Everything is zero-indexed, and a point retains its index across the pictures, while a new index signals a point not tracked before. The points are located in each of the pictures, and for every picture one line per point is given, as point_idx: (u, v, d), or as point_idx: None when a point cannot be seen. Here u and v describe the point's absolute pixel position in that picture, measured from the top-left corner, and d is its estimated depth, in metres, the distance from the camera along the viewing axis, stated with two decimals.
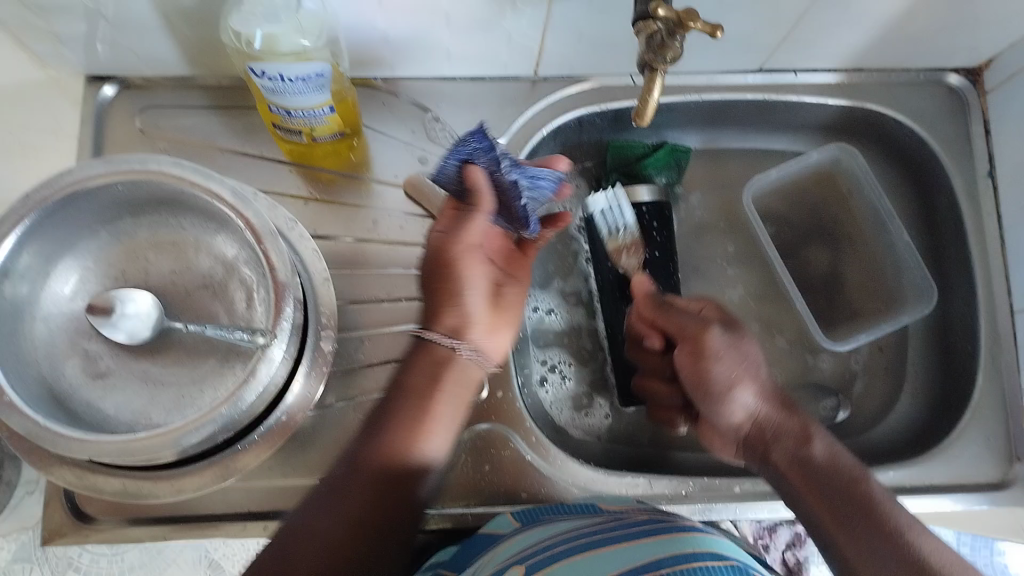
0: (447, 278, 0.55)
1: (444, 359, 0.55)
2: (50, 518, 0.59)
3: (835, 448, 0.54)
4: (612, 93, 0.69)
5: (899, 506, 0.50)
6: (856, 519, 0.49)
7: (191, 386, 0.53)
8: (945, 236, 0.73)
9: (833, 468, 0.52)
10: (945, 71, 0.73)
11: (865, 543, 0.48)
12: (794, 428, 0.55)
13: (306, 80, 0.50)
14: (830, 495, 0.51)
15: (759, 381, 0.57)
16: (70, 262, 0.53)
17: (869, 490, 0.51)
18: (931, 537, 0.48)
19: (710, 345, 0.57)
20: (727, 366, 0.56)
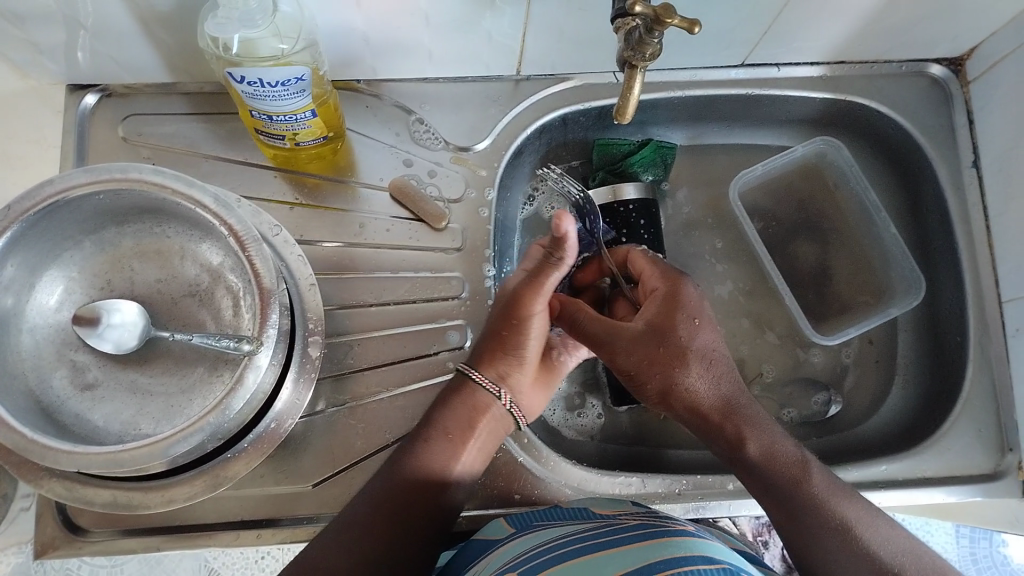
0: (510, 325, 0.57)
1: (482, 405, 0.57)
2: (42, 531, 0.59)
3: (771, 443, 0.53)
4: (596, 91, 0.69)
5: (843, 498, 0.51)
6: (801, 517, 0.51)
7: (179, 395, 0.52)
8: (932, 227, 0.73)
9: (773, 466, 0.53)
10: (927, 62, 0.73)
11: (819, 548, 0.50)
12: (732, 424, 0.54)
13: (286, 85, 0.50)
14: (774, 493, 0.52)
15: (699, 370, 0.55)
16: (55, 273, 0.53)
17: (810, 487, 0.52)
18: (877, 530, 0.50)
19: (625, 363, 0.55)
20: (649, 379, 0.55)
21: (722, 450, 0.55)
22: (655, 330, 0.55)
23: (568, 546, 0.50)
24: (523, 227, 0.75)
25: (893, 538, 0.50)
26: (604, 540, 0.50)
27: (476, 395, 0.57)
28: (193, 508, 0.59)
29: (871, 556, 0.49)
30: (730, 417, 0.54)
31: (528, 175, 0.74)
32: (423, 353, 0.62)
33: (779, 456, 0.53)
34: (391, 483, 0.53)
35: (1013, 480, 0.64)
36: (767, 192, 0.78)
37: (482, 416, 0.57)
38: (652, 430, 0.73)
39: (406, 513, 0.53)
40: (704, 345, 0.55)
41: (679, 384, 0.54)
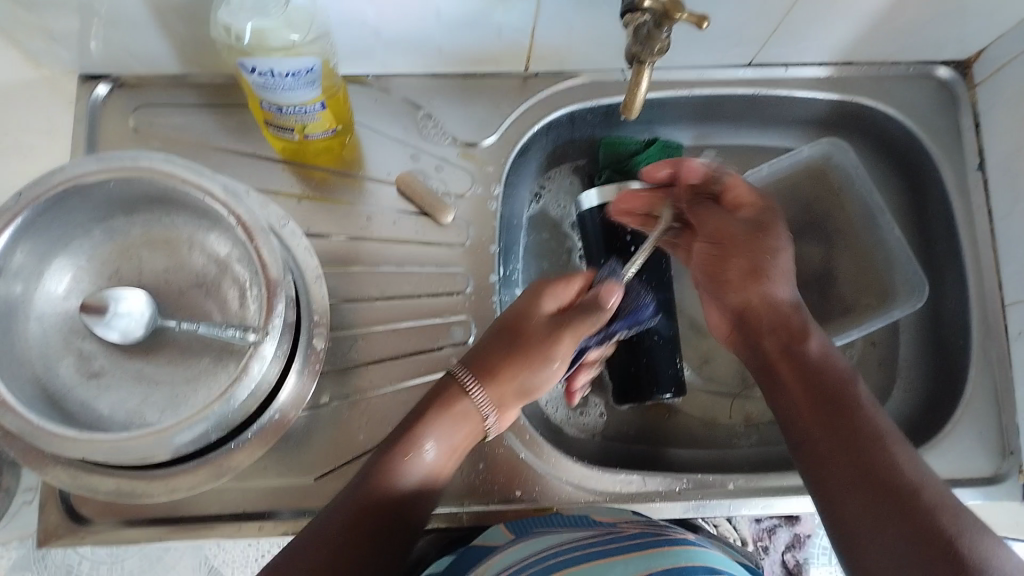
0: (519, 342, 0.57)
1: (460, 422, 0.56)
2: (44, 519, 0.59)
3: (828, 347, 0.56)
4: (603, 89, 0.69)
5: (881, 412, 0.51)
6: (838, 423, 0.51)
7: (184, 386, 0.52)
8: (936, 230, 0.73)
9: (824, 365, 0.55)
10: (934, 64, 0.73)
11: (841, 456, 0.49)
12: (795, 322, 0.58)
13: (296, 76, 0.50)
14: (811, 385, 0.54)
15: (787, 282, 0.60)
16: (65, 261, 0.53)
17: (855, 393, 0.52)
18: (907, 450, 0.49)
19: (732, 235, 0.61)
20: (748, 259, 0.60)
21: (778, 343, 0.57)
22: (757, 226, 0.61)
23: (572, 553, 0.51)
24: (529, 223, 0.75)
25: (913, 451, 0.49)
26: (607, 548, 0.51)
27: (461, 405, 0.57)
28: (197, 498, 0.59)
29: (893, 465, 0.48)
30: (796, 315, 0.58)
31: (535, 173, 0.74)
32: (428, 348, 0.63)
33: (828, 366, 0.54)
34: (380, 483, 0.53)
35: (1014, 483, 0.64)
36: (773, 195, 0.77)
37: (462, 432, 0.57)
38: (652, 430, 0.73)
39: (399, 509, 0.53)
40: (783, 265, 0.60)
41: (766, 283, 0.59)
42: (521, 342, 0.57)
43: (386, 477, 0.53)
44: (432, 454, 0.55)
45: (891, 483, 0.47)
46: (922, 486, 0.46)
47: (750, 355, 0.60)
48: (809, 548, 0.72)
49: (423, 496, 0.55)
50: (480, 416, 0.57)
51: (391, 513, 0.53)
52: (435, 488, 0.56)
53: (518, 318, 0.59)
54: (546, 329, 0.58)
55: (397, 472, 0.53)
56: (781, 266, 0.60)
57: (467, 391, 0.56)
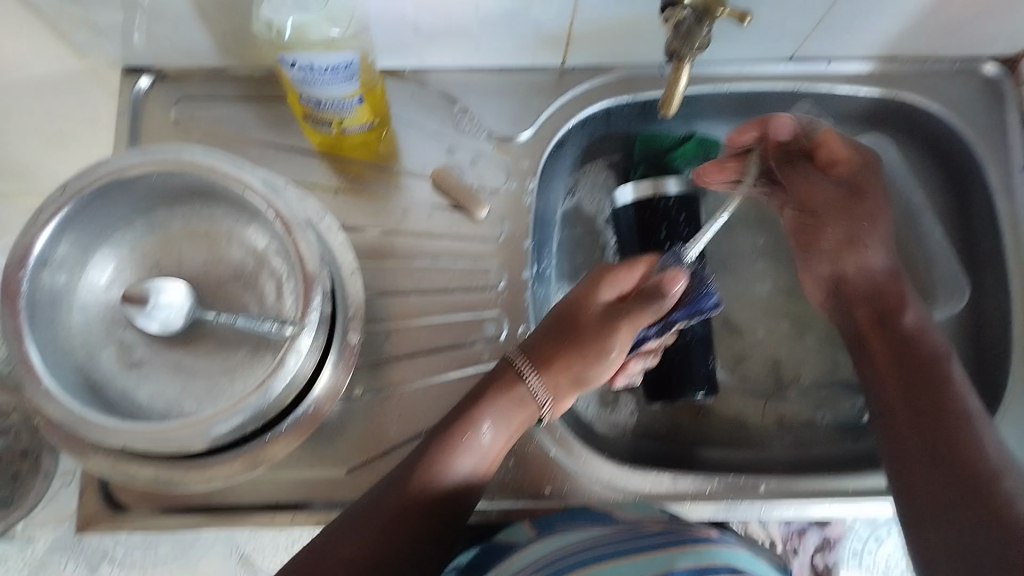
0: (565, 336, 0.58)
1: (518, 406, 0.57)
2: (84, 505, 0.60)
3: (926, 320, 0.59)
4: (642, 84, 0.69)
5: (972, 393, 0.54)
6: (926, 404, 0.54)
7: (222, 377, 0.53)
8: (978, 230, 0.72)
9: (918, 339, 0.58)
10: (980, 61, 0.71)
11: (923, 438, 0.53)
12: (891, 292, 0.61)
13: (336, 71, 0.50)
14: (900, 356, 0.57)
15: (889, 249, 0.63)
16: (107, 252, 0.54)
17: (947, 369, 0.55)
18: (992, 434, 0.51)
19: (833, 220, 0.64)
20: (834, 224, 0.63)
21: (875, 311, 0.61)
22: (851, 192, 0.64)
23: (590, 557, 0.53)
24: (563, 219, 0.74)
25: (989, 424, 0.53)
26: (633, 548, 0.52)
27: (514, 390, 0.57)
28: (231, 489, 0.60)
29: (976, 446, 0.51)
30: (896, 286, 0.62)
31: (569, 168, 0.73)
32: (461, 343, 0.63)
33: (919, 344, 0.58)
34: (419, 481, 0.53)
35: None
36: None
37: (520, 415, 0.57)
38: (685, 429, 0.72)
39: (438, 505, 0.54)
40: (865, 236, 0.63)
41: (858, 250, 0.63)
42: (573, 333, 0.58)
43: (433, 471, 0.53)
44: (482, 447, 0.55)
45: (965, 463, 0.50)
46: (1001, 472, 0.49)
47: (843, 321, 0.64)
48: (839, 551, 0.71)
49: (473, 487, 0.55)
50: (536, 404, 0.57)
51: (437, 506, 0.54)
52: (478, 481, 0.56)
53: (577, 315, 0.58)
54: (599, 332, 0.57)
55: (441, 471, 0.53)
56: (877, 233, 0.63)
57: (524, 382, 0.57)
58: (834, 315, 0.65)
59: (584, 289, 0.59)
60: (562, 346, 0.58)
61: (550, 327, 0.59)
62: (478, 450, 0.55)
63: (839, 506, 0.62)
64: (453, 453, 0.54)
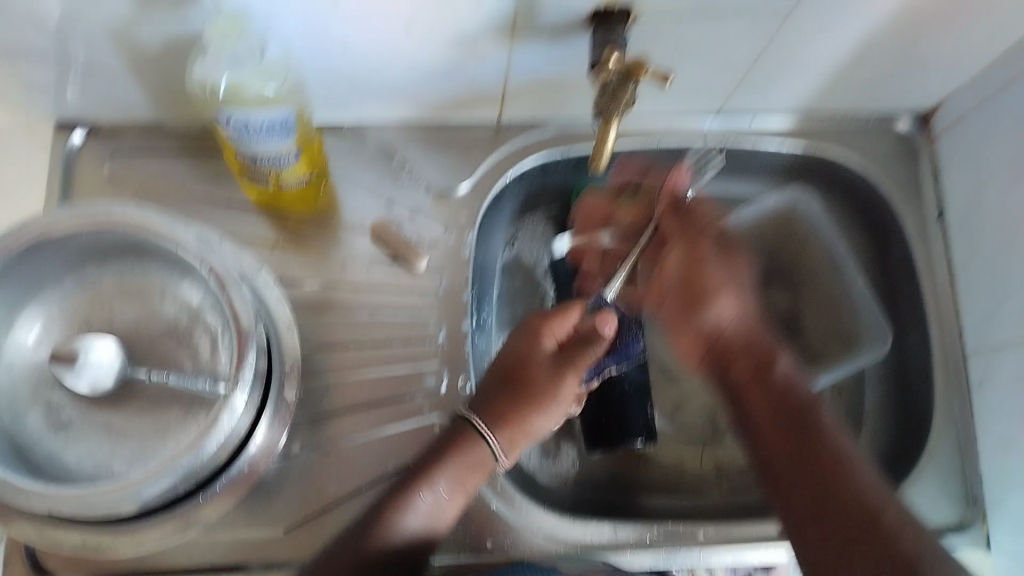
0: (513, 389, 0.59)
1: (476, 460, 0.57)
2: (7, 570, 0.57)
3: (793, 371, 0.58)
4: (577, 138, 0.71)
5: (843, 435, 0.55)
6: (813, 457, 0.54)
7: (153, 438, 0.52)
8: (897, 278, 0.76)
9: (790, 390, 0.57)
10: (894, 117, 0.76)
11: (812, 488, 0.53)
12: (761, 346, 0.60)
13: (273, 129, 0.51)
14: (779, 411, 0.56)
15: (744, 299, 0.61)
16: (35, 312, 0.53)
17: (817, 417, 0.56)
18: (866, 472, 0.53)
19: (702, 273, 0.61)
20: (711, 275, 0.61)
21: (748, 365, 0.59)
22: (722, 249, 0.63)
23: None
24: (503, 270, 0.76)
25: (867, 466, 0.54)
26: None
27: (473, 449, 0.57)
28: (163, 551, 0.58)
29: (853, 485, 0.52)
30: (760, 343, 0.60)
31: (507, 223, 0.75)
32: (401, 397, 0.63)
33: (792, 390, 0.57)
34: (371, 543, 0.53)
35: (979, 532, 0.67)
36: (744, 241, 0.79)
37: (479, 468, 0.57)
38: (626, 477, 0.73)
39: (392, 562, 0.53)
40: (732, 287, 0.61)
41: (717, 308, 0.60)
42: (517, 386, 0.59)
43: (389, 524, 0.54)
44: (441, 498, 0.56)
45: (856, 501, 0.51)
46: (882, 505, 0.51)
47: (721, 380, 0.60)
48: None
49: (429, 541, 0.55)
50: (494, 457, 0.58)
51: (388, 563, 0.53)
52: (432, 537, 0.56)
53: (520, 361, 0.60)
54: (554, 378, 0.59)
55: (405, 515, 0.54)
56: (733, 283, 0.61)
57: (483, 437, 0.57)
58: (711, 373, 0.62)
59: (519, 343, 0.60)
60: (511, 400, 0.58)
61: (498, 380, 0.59)
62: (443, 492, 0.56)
63: (776, 552, 0.63)
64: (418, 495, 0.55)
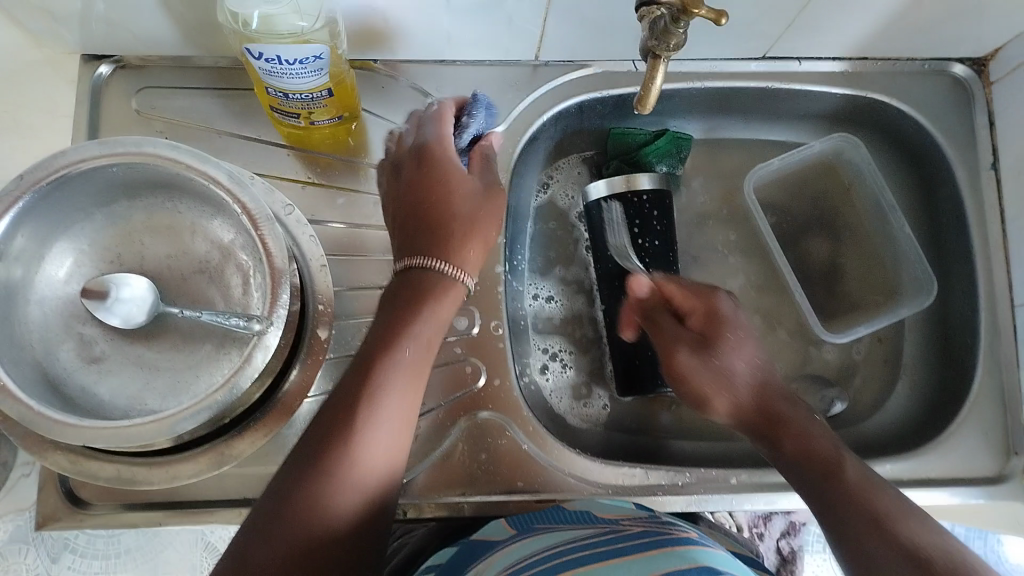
0: (426, 199, 0.53)
1: (417, 284, 0.52)
2: (45, 502, 0.59)
3: (806, 437, 0.54)
4: (615, 79, 0.69)
5: (884, 490, 0.49)
6: (844, 513, 0.49)
7: (186, 372, 0.52)
8: (946, 228, 0.73)
9: (813, 455, 0.53)
10: (950, 61, 0.72)
11: (868, 546, 0.47)
12: (774, 423, 0.56)
13: (304, 63, 0.49)
14: (807, 479, 0.52)
15: (737, 391, 0.58)
16: (66, 245, 0.53)
17: (847, 471, 0.51)
18: (920, 522, 0.47)
19: (679, 364, 0.60)
20: (699, 382, 0.59)
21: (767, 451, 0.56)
22: (703, 344, 0.60)
23: (574, 553, 0.49)
24: (536, 214, 0.76)
25: (917, 514, 0.48)
26: (610, 550, 0.49)
27: (422, 279, 0.52)
28: (197, 484, 0.59)
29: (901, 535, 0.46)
30: (770, 416, 0.56)
31: (543, 164, 0.74)
32: None
33: (810, 446, 0.54)
34: (329, 440, 0.46)
35: (1017, 485, 0.64)
36: (783, 187, 0.77)
37: (422, 301, 0.51)
38: (657, 420, 0.72)
39: (355, 483, 0.46)
40: (728, 366, 0.59)
41: (712, 408, 0.59)
42: (423, 206, 0.53)
43: (343, 445, 0.45)
44: (398, 403, 0.48)
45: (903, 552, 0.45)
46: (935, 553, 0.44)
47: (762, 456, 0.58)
48: (803, 536, 0.75)
49: (389, 464, 0.48)
50: (448, 274, 0.52)
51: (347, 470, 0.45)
52: (394, 458, 0.49)
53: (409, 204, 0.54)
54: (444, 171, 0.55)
55: (370, 423, 0.47)
56: (726, 368, 0.59)
57: (427, 266, 0.52)
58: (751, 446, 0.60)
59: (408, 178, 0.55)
60: (420, 215, 0.53)
61: (409, 218, 0.54)
62: (402, 380, 0.49)
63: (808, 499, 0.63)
64: (375, 404, 0.47)
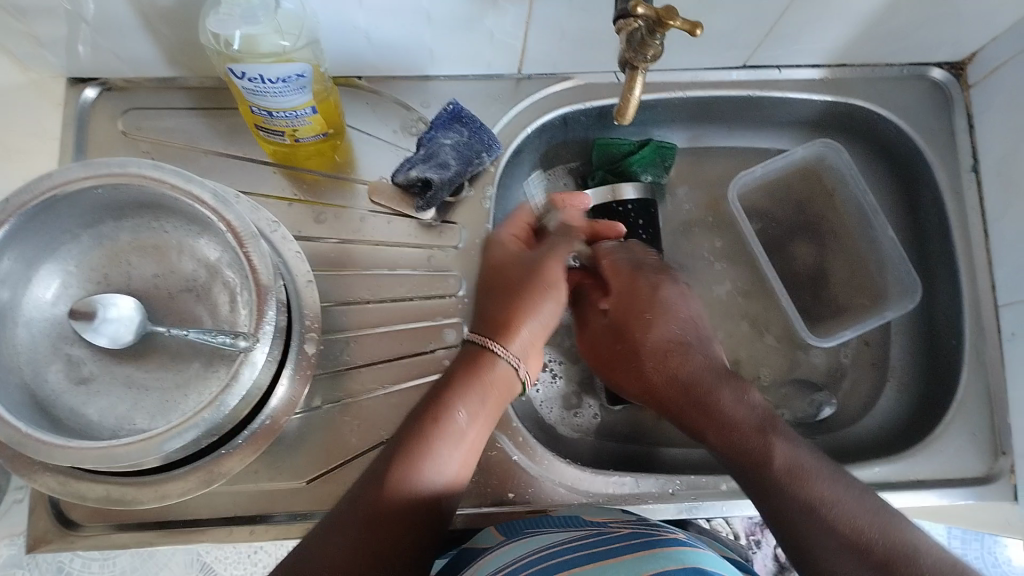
0: (503, 278, 0.58)
1: (486, 365, 0.54)
2: (35, 525, 0.59)
3: (740, 426, 0.54)
4: (597, 91, 0.69)
5: (815, 474, 0.51)
6: (780, 498, 0.50)
7: (174, 391, 0.52)
8: (930, 231, 0.73)
9: (742, 442, 0.53)
10: (928, 66, 0.73)
11: (810, 534, 0.48)
12: (701, 401, 0.55)
13: (287, 82, 0.50)
14: (739, 467, 0.53)
15: (655, 368, 0.58)
16: (52, 266, 0.53)
17: (776, 456, 0.52)
18: (855, 505, 0.49)
19: (595, 340, 0.64)
20: (609, 349, 0.62)
21: (691, 429, 0.56)
22: (620, 324, 0.61)
23: (564, 554, 0.50)
24: None
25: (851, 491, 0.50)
26: (597, 551, 0.49)
27: (487, 362, 0.54)
28: (187, 503, 0.59)
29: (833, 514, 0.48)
30: (694, 395, 0.56)
31: (529, 172, 0.74)
32: (420, 351, 0.62)
33: (735, 437, 0.53)
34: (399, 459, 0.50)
35: (1006, 484, 0.65)
36: (767, 194, 0.78)
37: (495, 387, 0.54)
38: (649, 429, 0.72)
39: (422, 498, 0.49)
40: (660, 340, 0.59)
41: (626, 385, 0.61)
42: (508, 284, 0.57)
43: (414, 462, 0.49)
44: (466, 430, 0.52)
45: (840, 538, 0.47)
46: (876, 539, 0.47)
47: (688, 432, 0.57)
48: None
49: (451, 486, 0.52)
50: (512, 366, 0.55)
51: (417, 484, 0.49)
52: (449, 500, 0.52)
53: (496, 277, 0.58)
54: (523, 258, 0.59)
55: (415, 480, 0.49)
56: (656, 344, 0.59)
57: (497, 354, 0.54)
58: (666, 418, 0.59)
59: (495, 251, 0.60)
60: (498, 291, 0.57)
61: (489, 290, 0.58)
62: (457, 440, 0.52)
63: None
64: (445, 428, 0.51)
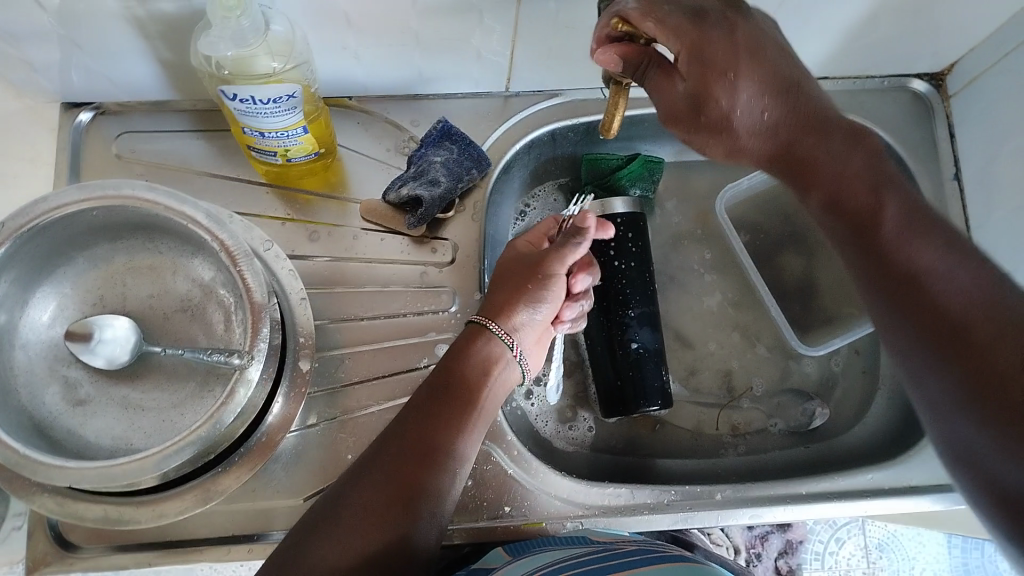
0: (512, 270, 0.59)
1: (496, 355, 0.57)
2: (33, 548, 0.59)
3: (906, 211, 0.53)
4: (584, 107, 0.70)
5: (919, 241, 0.52)
6: (888, 268, 0.52)
7: (171, 410, 0.53)
8: None
9: (843, 196, 0.55)
10: (908, 77, 0.74)
11: (903, 311, 0.51)
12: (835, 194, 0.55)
13: (277, 102, 0.51)
14: (849, 230, 0.55)
15: (769, 115, 0.52)
16: (48, 288, 0.54)
17: (883, 228, 0.53)
18: (945, 277, 0.50)
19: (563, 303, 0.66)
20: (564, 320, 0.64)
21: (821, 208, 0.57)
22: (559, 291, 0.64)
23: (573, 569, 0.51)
24: None
25: (956, 254, 0.50)
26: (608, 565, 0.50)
27: (488, 344, 0.57)
28: (186, 522, 0.59)
29: (935, 300, 0.49)
30: (790, 153, 0.55)
31: (520, 191, 0.75)
32: (413, 367, 0.63)
33: (846, 196, 0.55)
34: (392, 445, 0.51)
35: None
36: (756, 207, 0.80)
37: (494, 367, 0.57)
38: (644, 441, 0.73)
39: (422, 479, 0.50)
40: (788, 112, 0.53)
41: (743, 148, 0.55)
42: (513, 274, 0.59)
43: (413, 446, 0.51)
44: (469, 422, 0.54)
45: (936, 323, 0.49)
46: (971, 314, 0.47)
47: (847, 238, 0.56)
48: (801, 554, 0.75)
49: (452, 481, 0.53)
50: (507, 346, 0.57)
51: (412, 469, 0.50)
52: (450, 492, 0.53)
53: (502, 271, 0.60)
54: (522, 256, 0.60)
55: (417, 464, 0.50)
56: (779, 115, 0.53)
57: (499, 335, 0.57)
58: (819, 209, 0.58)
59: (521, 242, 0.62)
60: (506, 281, 0.59)
61: (495, 282, 0.59)
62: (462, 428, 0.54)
63: (791, 510, 0.64)
64: (447, 414, 0.53)
